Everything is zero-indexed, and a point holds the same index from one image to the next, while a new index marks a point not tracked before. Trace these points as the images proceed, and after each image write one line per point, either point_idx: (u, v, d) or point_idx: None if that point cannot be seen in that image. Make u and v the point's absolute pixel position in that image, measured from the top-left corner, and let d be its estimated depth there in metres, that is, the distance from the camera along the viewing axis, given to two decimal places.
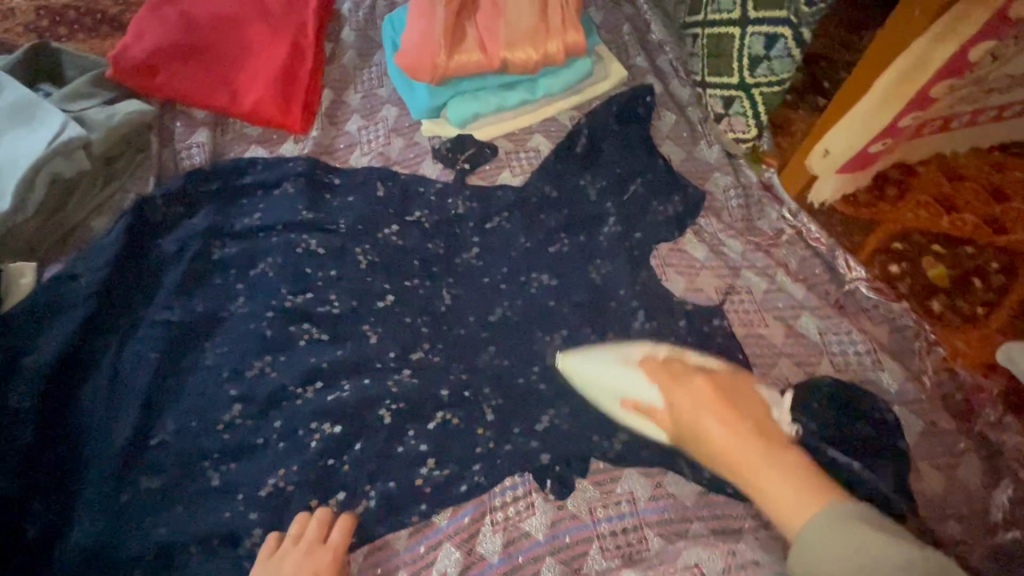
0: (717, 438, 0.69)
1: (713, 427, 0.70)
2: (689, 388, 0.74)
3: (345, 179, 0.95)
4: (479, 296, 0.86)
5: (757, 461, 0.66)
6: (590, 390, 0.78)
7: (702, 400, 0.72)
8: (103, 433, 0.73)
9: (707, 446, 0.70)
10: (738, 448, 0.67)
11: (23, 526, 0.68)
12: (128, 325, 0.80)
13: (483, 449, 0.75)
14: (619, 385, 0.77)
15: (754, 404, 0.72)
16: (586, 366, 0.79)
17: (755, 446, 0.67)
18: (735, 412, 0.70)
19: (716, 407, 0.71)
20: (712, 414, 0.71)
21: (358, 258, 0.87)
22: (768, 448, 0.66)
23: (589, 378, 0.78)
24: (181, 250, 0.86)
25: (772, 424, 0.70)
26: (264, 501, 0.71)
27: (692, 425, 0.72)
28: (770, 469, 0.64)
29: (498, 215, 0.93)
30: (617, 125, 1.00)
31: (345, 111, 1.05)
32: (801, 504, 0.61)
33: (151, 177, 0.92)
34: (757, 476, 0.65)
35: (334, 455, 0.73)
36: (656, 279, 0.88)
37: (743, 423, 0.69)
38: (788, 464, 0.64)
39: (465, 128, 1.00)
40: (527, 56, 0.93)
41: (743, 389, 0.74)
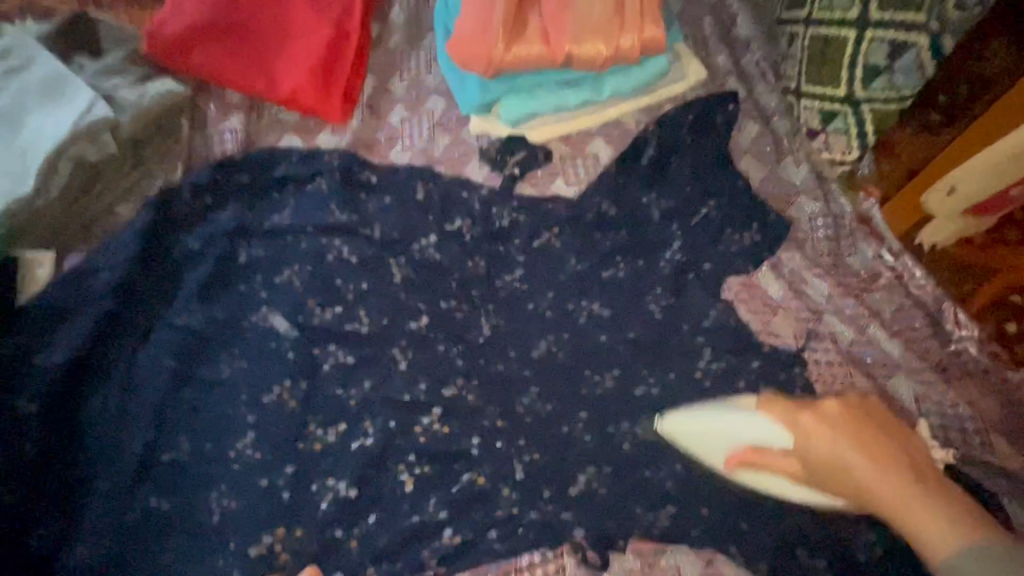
0: (857, 466, 0.61)
1: (857, 454, 0.61)
2: (822, 416, 0.64)
3: (383, 179, 0.87)
4: (519, 325, 0.78)
5: (900, 487, 0.59)
6: (698, 441, 0.68)
7: (839, 431, 0.63)
8: (112, 444, 0.69)
9: (837, 470, 0.62)
10: (872, 470, 0.60)
11: (27, 537, 0.64)
12: (145, 327, 0.75)
13: (506, 513, 0.68)
14: (740, 434, 0.66)
15: (896, 427, 0.64)
16: (703, 419, 0.68)
17: (901, 474, 0.60)
18: (875, 434, 0.63)
19: (859, 435, 0.62)
20: (851, 441, 0.62)
21: (393, 271, 0.80)
22: (900, 471, 0.60)
23: (709, 433, 0.68)
24: (205, 249, 0.80)
25: (915, 450, 0.62)
26: (248, 564, 0.65)
27: (826, 459, 0.62)
28: (918, 494, 0.58)
29: (547, 232, 0.84)
30: (691, 136, 0.88)
31: (388, 101, 0.96)
32: (944, 531, 0.55)
33: (181, 165, 0.87)
34: (902, 506, 0.58)
35: (343, 525, 0.67)
36: (721, 319, 0.77)
37: (889, 448, 0.62)
38: (946, 496, 0.58)
39: (517, 127, 0.90)
40: (596, 50, 0.81)
41: (885, 415, 0.65)
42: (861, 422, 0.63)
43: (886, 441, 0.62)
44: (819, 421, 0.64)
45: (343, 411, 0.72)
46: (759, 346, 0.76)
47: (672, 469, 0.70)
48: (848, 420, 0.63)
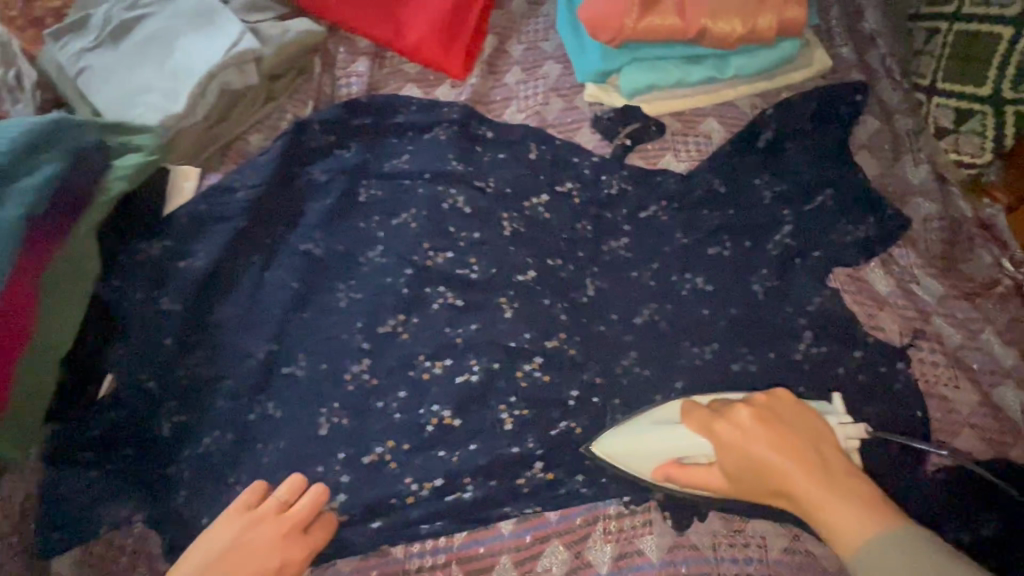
0: (767, 464, 0.59)
1: (761, 453, 0.60)
2: (733, 420, 0.63)
3: (499, 134, 0.89)
4: (622, 290, 0.80)
5: (811, 483, 0.56)
6: (633, 460, 0.68)
7: (747, 433, 0.62)
8: (238, 350, 0.73)
9: (750, 470, 0.61)
10: (780, 469, 0.58)
11: (156, 420, 0.68)
12: (271, 247, 0.79)
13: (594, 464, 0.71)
14: (661, 445, 0.66)
15: (812, 421, 0.63)
16: (628, 436, 0.68)
17: (814, 470, 0.57)
18: (783, 432, 0.61)
19: (768, 437, 0.60)
20: (762, 438, 0.61)
21: (504, 224, 0.83)
22: (806, 467, 0.58)
23: (637, 452, 0.67)
24: (330, 183, 0.84)
25: (825, 446, 0.60)
26: (360, 466, 0.70)
27: (742, 460, 0.61)
28: (829, 490, 0.55)
29: (655, 204, 0.85)
30: (812, 123, 0.87)
31: (506, 61, 0.98)
32: (853, 525, 0.53)
33: (311, 103, 0.91)
34: (810, 501, 0.56)
35: (445, 448, 0.71)
36: (825, 307, 0.78)
37: (800, 447, 0.59)
38: (856, 492, 0.55)
39: (634, 98, 0.91)
40: (732, 28, 0.82)
41: (803, 410, 0.64)
42: (773, 425, 0.62)
43: (800, 442, 0.60)
44: (734, 419, 0.63)
45: (450, 352, 0.76)
46: (861, 338, 0.77)
47: None
48: (759, 418, 0.62)
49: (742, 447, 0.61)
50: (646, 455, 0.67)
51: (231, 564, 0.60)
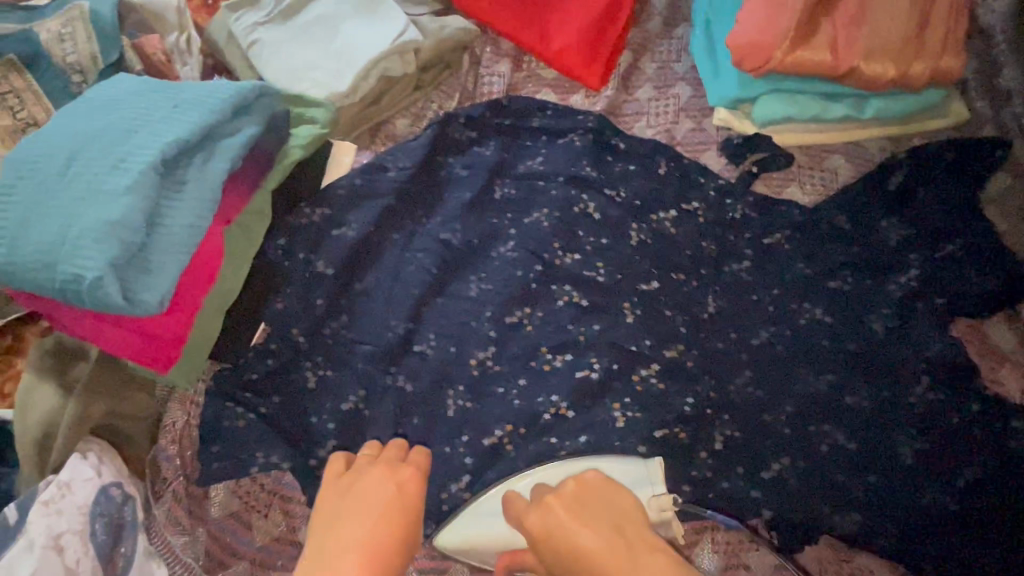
0: (582, 554, 0.58)
1: (580, 544, 0.58)
2: (550, 508, 0.62)
3: (629, 147, 0.93)
4: (739, 312, 0.83)
5: (624, 567, 0.55)
6: (470, 551, 0.69)
7: (564, 520, 0.60)
8: (378, 323, 0.78)
9: (568, 562, 0.59)
10: (597, 559, 0.57)
11: (302, 370, 0.74)
12: (411, 227, 0.85)
13: (698, 475, 0.74)
14: (487, 539, 0.68)
15: (616, 498, 0.63)
16: (464, 529, 0.69)
17: (618, 552, 0.56)
18: (591, 517, 0.60)
19: (581, 524, 0.60)
20: (575, 527, 0.59)
21: (630, 235, 0.86)
22: (618, 555, 0.56)
23: (471, 540, 0.69)
24: (469, 176, 0.89)
25: (626, 520, 0.61)
26: (481, 445, 0.74)
27: (559, 554, 0.59)
28: (643, 572, 0.55)
29: (778, 232, 0.88)
30: (945, 171, 0.88)
31: (639, 78, 1.02)
32: None
33: (456, 97, 0.96)
34: None
35: (556, 435, 0.75)
36: (946, 354, 0.78)
37: (609, 531, 0.59)
38: (664, 567, 0.55)
39: (764, 127, 0.93)
40: (884, 71, 0.84)
41: (608, 487, 0.64)
42: (583, 512, 0.61)
43: (609, 527, 0.59)
44: (556, 503, 0.62)
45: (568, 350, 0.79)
46: (979, 391, 0.77)
47: (866, 480, 0.73)
48: (571, 507, 0.61)
49: (559, 538, 0.59)
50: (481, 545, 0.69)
51: (359, 515, 0.59)
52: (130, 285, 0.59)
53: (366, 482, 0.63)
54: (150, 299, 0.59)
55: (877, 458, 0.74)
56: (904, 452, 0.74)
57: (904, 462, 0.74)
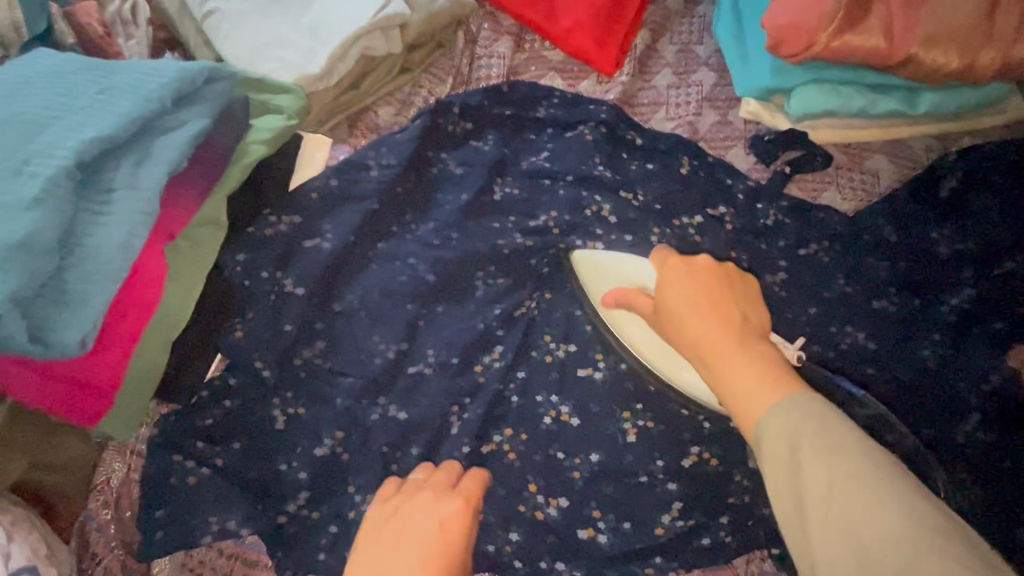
0: (685, 312, 0.50)
1: (687, 304, 0.51)
2: (682, 265, 0.53)
3: (647, 142, 0.82)
4: (776, 332, 0.73)
5: (727, 337, 0.48)
6: (594, 275, 0.71)
7: (687, 280, 0.52)
8: (359, 349, 0.67)
9: (664, 313, 0.52)
10: (698, 321, 0.49)
11: (271, 409, 0.63)
12: (398, 234, 0.72)
13: (736, 500, 0.66)
14: (618, 278, 0.69)
15: (752, 300, 0.52)
16: (601, 258, 0.72)
17: (729, 331, 0.48)
18: (719, 290, 0.51)
19: (706, 287, 0.51)
20: (692, 288, 0.51)
21: (652, 239, 0.74)
22: (727, 327, 0.48)
23: (600, 267, 0.71)
24: (466, 174, 0.77)
25: (757, 314, 0.51)
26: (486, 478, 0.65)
27: (662, 303, 0.53)
28: (747, 350, 0.47)
29: (816, 242, 0.77)
30: (1003, 178, 0.78)
31: (657, 62, 0.89)
32: (766, 385, 0.44)
33: (449, 81, 0.84)
34: (721, 357, 0.47)
35: (565, 450, 0.67)
36: (1005, 386, 0.69)
37: (733, 308, 0.50)
38: (772, 359, 0.46)
39: (799, 122, 0.82)
40: (946, 60, 0.73)
41: (748, 288, 0.53)
42: (711, 285, 0.52)
43: (732, 307, 0.50)
44: (686, 265, 0.53)
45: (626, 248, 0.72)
46: None
47: None
48: (699, 275, 0.52)
49: (670, 289, 0.52)
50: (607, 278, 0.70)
51: (395, 558, 0.49)
52: (43, 323, 0.47)
53: (413, 511, 0.53)
54: (69, 339, 0.48)
55: None
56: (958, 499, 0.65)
57: (963, 512, 0.64)
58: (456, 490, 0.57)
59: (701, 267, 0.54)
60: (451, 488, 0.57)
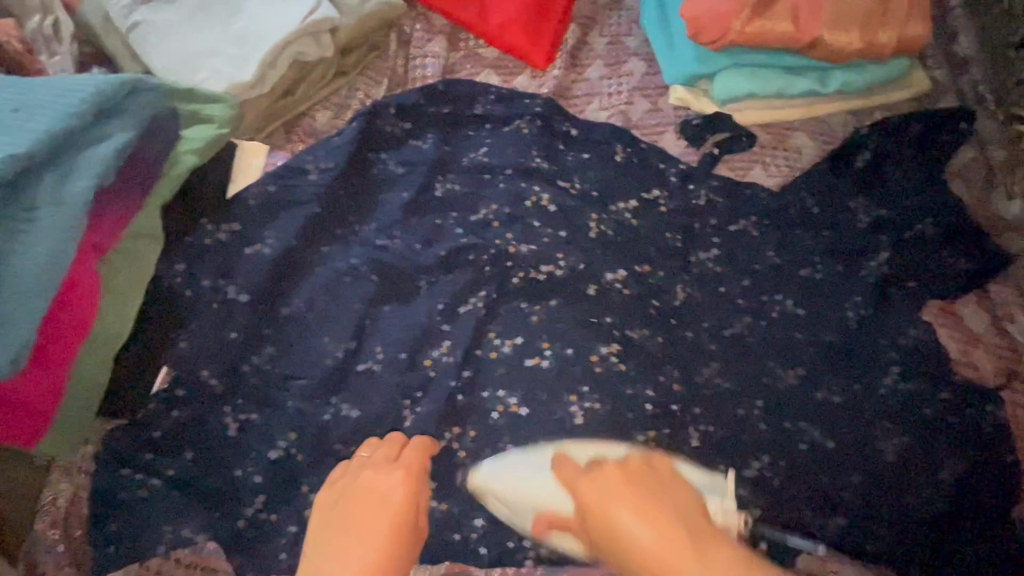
0: (638, 539, 0.54)
1: (638, 523, 0.54)
2: (600, 475, 0.59)
3: (583, 132, 0.85)
4: (712, 307, 0.78)
5: (684, 556, 0.51)
6: (503, 506, 0.64)
7: (621, 487, 0.57)
8: (309, 351, 0.67)
9: (614, 546, 0.55)
10: (654, 540, 0.53)
11: (223, 417, 0.63)
12: (342, 236, 0.73)
13: None
14: (533, 495, 0.63)
15: (676, 491, 0.58)
16: (511, 474, 0.64)
17: (684, 544, 0.52)
18: (650, 495, 0.56)
19: (636, 500, 0.56)
20: (628, 504, 0.56)
21: (590, 226, 0.78)
22: (681, 537, 0.53)
23: (505, 494, 0.64)
24: (406, 174, 0.78)
25: (685, 506, 0.56)
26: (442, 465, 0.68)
27: (604, 521, 0.56)
28: (705, 559, 0.51)
29: (746, 218, 0.82)
30: (911, 148, 0.84)
31: (589, 55, 0.92)
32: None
33: (385, 83, 0.85)
34: (686, 568, 0.51)
35: (515, 437, 0.68)
36: (921, 340, 0.75)
37: (672, 513, 0.55)
38: (725, 556, 0.52)
39: (725, 105, 0.86)
40: (850, 40, 0.78)
41: (669, 474, 0.60)
42: (646, 504, 0.56)
43: (670, 514, 0.55)
44: (621, 475, 0.58)
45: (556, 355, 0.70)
46: (952, 376, 0.74)
47: (851, 482, 0.70)
48: (637, 480, 0.58)
49: (615, 512, 0.55)
50: (532, 488, 0.63)
51: (357, 538, 0.58)
52: None
53: (363, 498, 0.60)
54: None
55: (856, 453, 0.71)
56: (882, 446, 0.71)
57: (884, 458, 0.71)
58: (395, 461, 0.62)
59: (614, 471, 0.59)
60: (392, 459, 0.62)
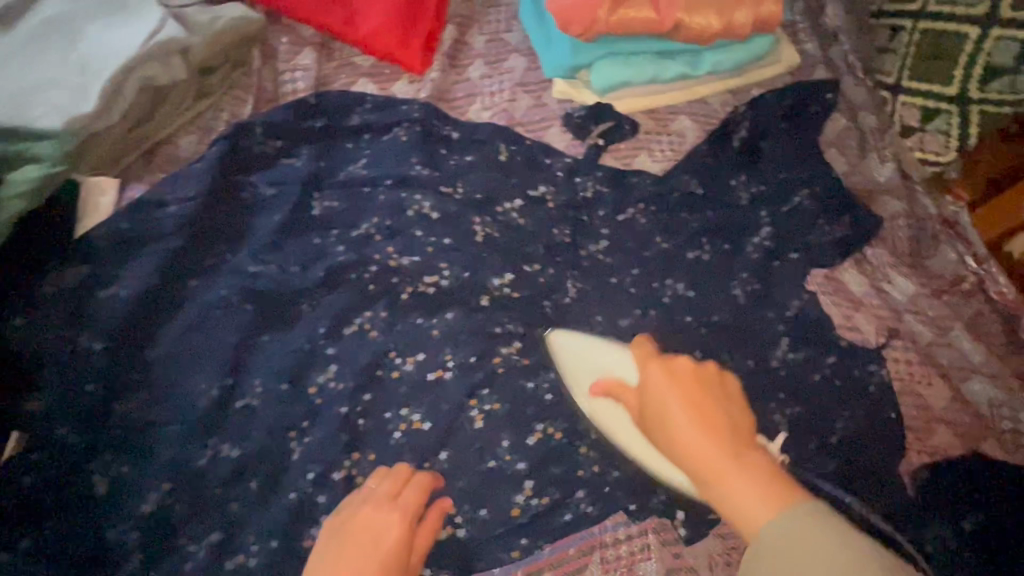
0: (679, 421, 0.55)
1: (681, 411, 0.56)
2: (666, 368, 0.59)
3: (464, 134, 0.83)
4: (605, 296, 0.78)
5: (719, 454, 0.52)
6: (572, 367, 0.71)
7: (672, 384, 0.58)
8: (184, 393, 0.65)
9: (656, 419, 0.58)
10: (692, 432, 0.54)
11: (90, 475, 0.60)
12: (213, 268, 0.70)
13: (586, 472, 0.68)
14: (603, 366, 0.70)
15: (732, 406, 0.57)
16: (584, 352, 0.72)
17: (721, 444, 0.53)
18: (706, 397, 0.56)
19: (685, 392, 0.57)
20: (677, 396, 0.57)
21: (477, 230, 0.77)
22: (718, 449, 0.52)
23: (579, 358, 0.71)
24: (277, 195, 0.75)
25: (739, 419, 0.56)
26: (334, 487, 0.64)
27: (657, 412, 0.58)
28: (738, 469, 0.51)
29: (632, 206, 0.82)
30: (785, 122, 0.86)
31: (468, 54, 0.91)
32: (760, 502, 0.49)
33: (251, 99, 0.81)
34: (717, 475, 0.51)
35: (414, 458, 0.67)
36: (805, 311, 0.77)
37: (717, 427, 0.54)
38: (758, 471, 0.51)
39: (604, 96, 0.87)
40: (709, 22, 0.80)
41: (727, 390, 0.59)
42: (696, 400, 0.56)
43: (720, 418, 0.55)
44: (665, 373, 0.59)
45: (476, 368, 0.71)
46: (838, 340, 0.76)
47: None
48: (687, 381, 0.58)
49: (663, 411, 0.57)
50: (602, 367, 0.70)
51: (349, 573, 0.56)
52: None
53: (358, 531, 0.59)
54: None
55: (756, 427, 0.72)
56: (777, 418, 0.72)
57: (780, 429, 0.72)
58: (394, 496, 0.61)
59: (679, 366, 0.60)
60: (393, 493, 0.61)
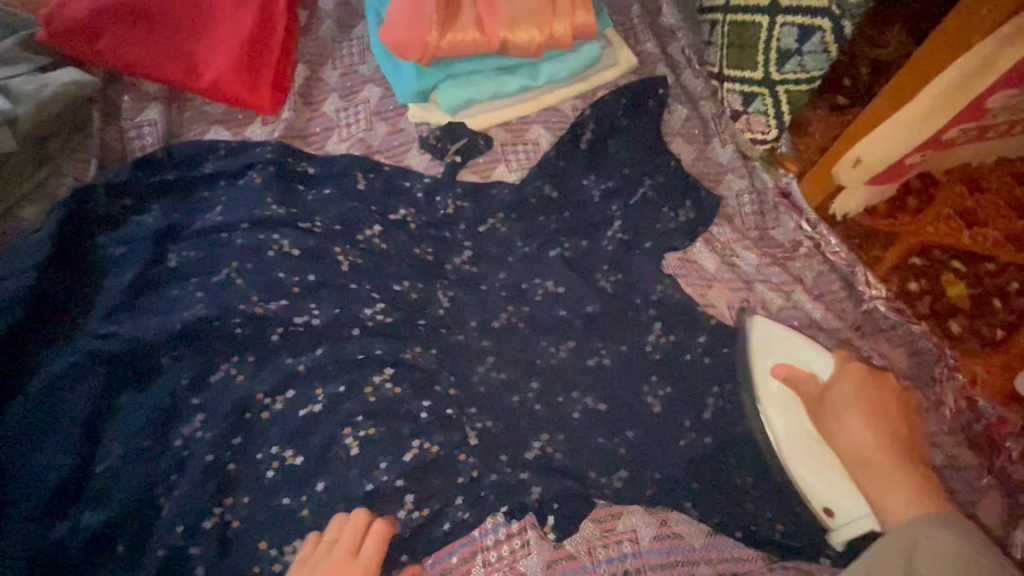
0: (860, 420, 0.65)
1: (859, 414, 0.66)
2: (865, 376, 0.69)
3: (320, 168, 0.85)
4: (474, 304, 0.80)
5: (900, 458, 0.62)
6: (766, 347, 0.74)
7: (869, 393, 0.68)
8: (37, 468, 0.64)
9: (835, 409, 0.67)
10: (869, 432, 0.64)
11: None
12: (65, 339, 0.71)
13: (465, 479, 0.69)
14: (799, 357, 0.73)
15: (912, 433, 0.67)
16: (786, 339, 0.74)
17: (892, 448, 0.63)
18: (898, 419, 0.67)
19: (881, 403, 0.67)
20: (871, 403, 0.67)
21: (339, 260, 0.79)
22: (902, 458, 0.62)
23: (774, 341, 0.74)
24: (128, 254, 0.76)
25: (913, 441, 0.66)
26: (207, 537, 0.64)
27: (834, 404, 0.68)
28: (910, 474, 0.61)
29: (493, 216, 0.85)
30: (627, 119, 0.91)
31: (322, 91, 0.93)
32: (912, 500, 0.59)
33: (96, 161, 0.81)
34: (886, 468, 0.62)
35: (289, 494, 0.67)
36: (666, 292, 0.80)
37: (899, 442, 0.64)
38: (923, 478, 0.61)
39: (456, 114, 0.90)
40: (533, 36, 0.84)
41: (907, 419, 0.68)
42: (881, 410, 0.66)
43: (904, 437, 0.65)
44: (865, 385, 0.68)
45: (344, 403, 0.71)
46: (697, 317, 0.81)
47: (625, 436, 0.73)
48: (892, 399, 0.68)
49: (849, 406, 0.66)
50: (798, 355, 0.73)
51: None
52: None
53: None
54: None
55: (629, 413, 0.74)
56: (649, 400, 0.75)
57: (653, 410, 0.74)
58: (357, 548, 0.62)
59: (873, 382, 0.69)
60: (353, 546, 0.62)
